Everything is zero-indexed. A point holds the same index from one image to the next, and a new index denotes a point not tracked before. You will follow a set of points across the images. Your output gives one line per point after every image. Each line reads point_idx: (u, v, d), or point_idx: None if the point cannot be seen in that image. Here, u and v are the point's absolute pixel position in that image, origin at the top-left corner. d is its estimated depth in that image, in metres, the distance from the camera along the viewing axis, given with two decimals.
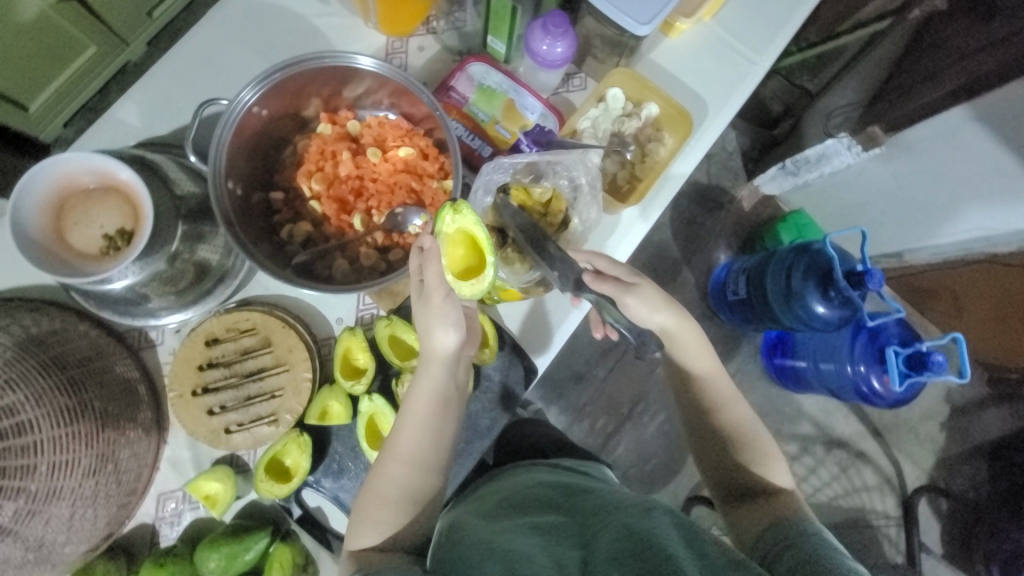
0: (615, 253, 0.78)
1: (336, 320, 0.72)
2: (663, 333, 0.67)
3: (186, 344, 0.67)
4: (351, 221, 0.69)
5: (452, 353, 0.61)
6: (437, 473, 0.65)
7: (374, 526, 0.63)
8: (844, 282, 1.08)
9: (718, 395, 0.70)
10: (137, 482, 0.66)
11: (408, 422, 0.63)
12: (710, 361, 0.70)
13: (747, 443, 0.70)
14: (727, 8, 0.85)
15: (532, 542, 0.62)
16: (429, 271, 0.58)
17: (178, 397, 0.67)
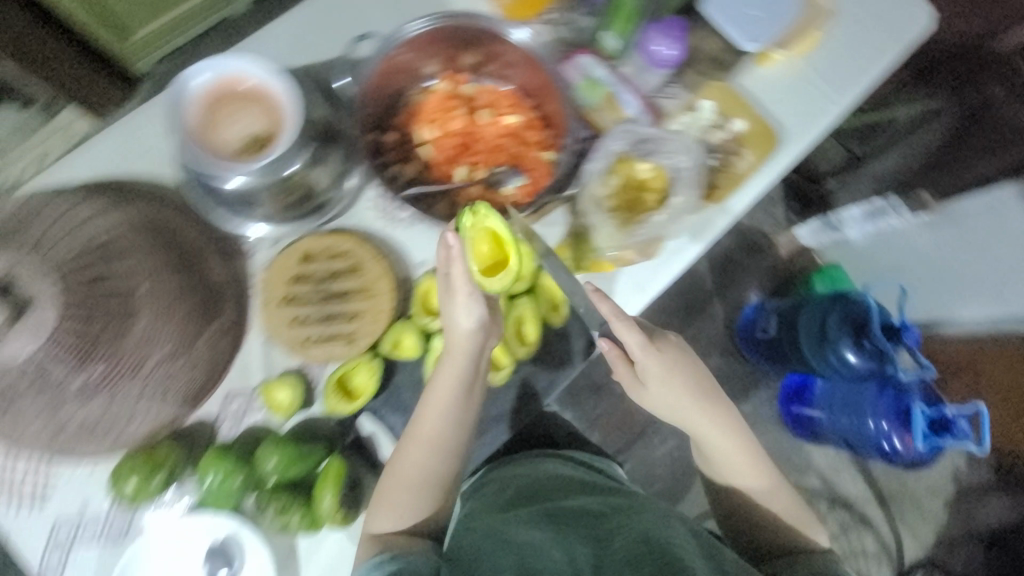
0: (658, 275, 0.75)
1: (419, 263, 0.74)
2: (652, 376, 0.74)
3: (283, 255, 0.71)
4: (455, 171, 0.74)
5: (472, 345, 0.66)
6: (452, 455, 0.70)
7: (392, 510, 0.67)
8: (880, 332, 1.13)
9: (711, 433, 0.77)
10: (211, 377, 0.68)
11: (431, 403, 0.67)
12: (706, 403, 0.77)
13: (750, 476, 0.79)
14: (820, 49, 0.89)
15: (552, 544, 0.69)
16: (456, 269, 0.64)
17: (267, 303, 0.71)
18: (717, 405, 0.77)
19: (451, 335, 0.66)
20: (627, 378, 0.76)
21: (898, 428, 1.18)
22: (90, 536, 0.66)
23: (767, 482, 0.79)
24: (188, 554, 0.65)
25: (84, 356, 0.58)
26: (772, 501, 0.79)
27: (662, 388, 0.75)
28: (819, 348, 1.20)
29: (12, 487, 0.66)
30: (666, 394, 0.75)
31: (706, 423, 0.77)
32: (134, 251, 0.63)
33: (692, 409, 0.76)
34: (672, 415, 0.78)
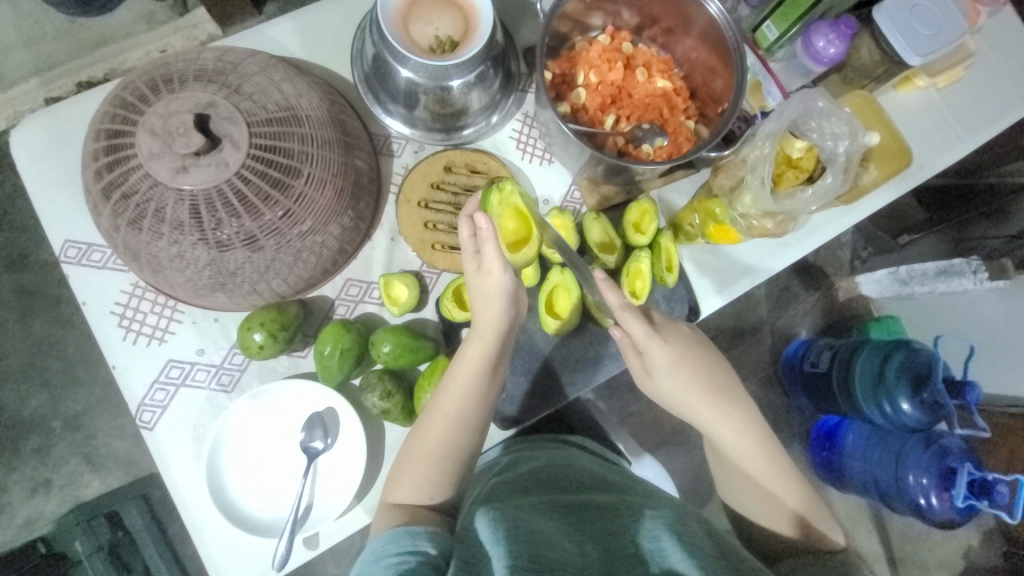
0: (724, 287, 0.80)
1: (545, 200, 0.80)
2: (659, 362, 0.65)
3: (428, 162, 0.76)
4: (603, 119, 0.77)
5: (503, 322, 0.62)
6: (475, 432, 0.63)
7: (412, 488, 0.60)
8: (941, 384, 0.97)
9: (721, 420, 0.65)
10: (339, 257, 0.72)
11: (452, 378, 0.62)
12: (711, 392, 0.65)
13: (765, 471, 0.65)
14: (961, 89, 0.87)
15: (546, 523, 0.54)
16: (490, 251, 0.60)
17: (405, 201, 0.75)
18: (725, 399, 0.65)
19: (483, 310, 0.62)
20: (635, 366, 0.67)
21: (936, 485, 1.00)
22: (198, 382, 0.69)
23: (780, 482, 0.64)
24: (287, 417, 0.68)
25: (253, 203, 0.60)
26: (791, 500, 0.64)
27: (669, 374, 0.65)
28: (872, 394, 1.06)
29: (133, 321, 0.68)
30: (673, 381, 0.65)
31: (715, 412, 0.65)
32: (310, 119, 0.64)
33: (697, 397, 0.65)
34: (683, 406, 0.66)
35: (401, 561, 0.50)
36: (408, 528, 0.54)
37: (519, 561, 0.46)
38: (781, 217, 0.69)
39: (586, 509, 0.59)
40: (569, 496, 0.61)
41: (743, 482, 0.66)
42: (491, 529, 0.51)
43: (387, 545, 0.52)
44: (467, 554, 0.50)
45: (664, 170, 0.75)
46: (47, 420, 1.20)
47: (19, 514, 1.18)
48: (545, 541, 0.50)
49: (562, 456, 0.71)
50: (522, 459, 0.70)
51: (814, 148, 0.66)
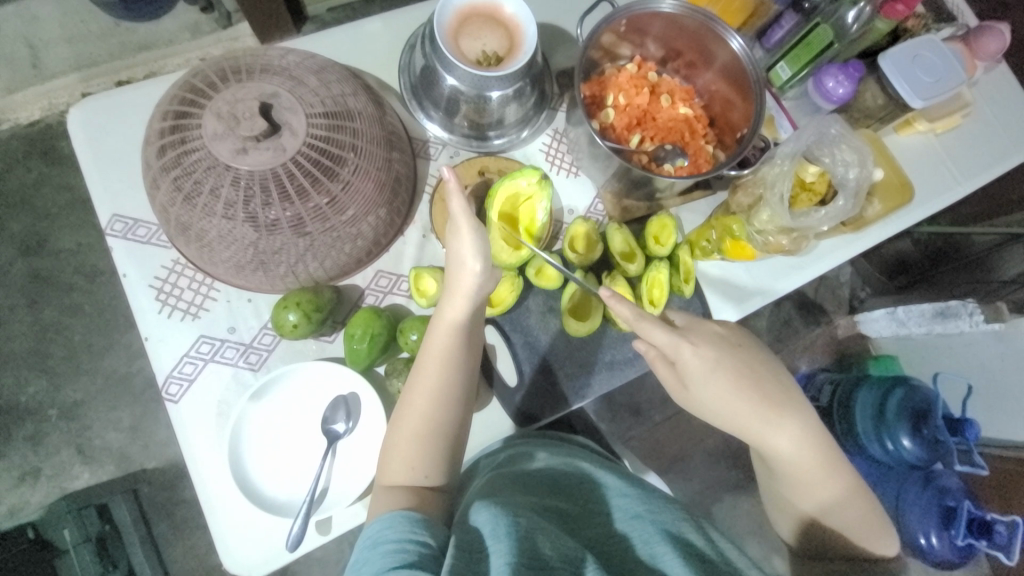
0: (771, 286, 0.83)
1: (568, 209, 0.84)
2: (698, 372, 0.63)
3: (462, 166, 0.81)
4: (629, 138, 0.83)
5: (477, 283, 0.59)
6: (457, 410, 0.59)
7: (402, 468, 0.56)
8: (941, 421, 0.99)
9: (774, 434, 0.63)
10: (375, 248, 0.76)
11: (430, 352, 0.58)
12: (762, 400, 0.63)
13: (821, 482, 0.64)
14: (957, 134, 0.93)
15: (540, 519, 0.49)
16: (456, 205, 0.58)
17: (439, 199, 0.79)
18: (781, 409, 0.63)
19: (456, 273, 0.59)
20: (669, 376, 0.66)
21: (935, 525, 1.00)
22: (227, 358, 0.71)
23: (831, 484, 0.64)
24: (311, 399, 0.69)
25: (304, 187, 0.63)
26: (845, 515, 0.65)
27: (708, 383, 0.63)
28: (873, 429, 1.08)
29: (169, 296, 0.71)
30: (714, 393, 0.63)
31: (767, 425, 0.63)
32: (360, 115, 0.69)
33: (749, 410, 0.62)
34: (728, 416, 0.64)
35: (399, 551, 0.45)
36: (411, 514, 0.48)
37: (519, 558, 0.42)
38: (796, 234, 0.75)
39: (586, 519, 0.54)
40: (564, 500, 0.57)
41: (796, 490, 0.65)
42: (490, 521, 0.46)
43: (384, 530, 0.47)
44: (463, 539, 0.45)
45: (684, 188, 0.81)
46: (44, 407, 1.18)
47: (4, 502, 1.15)
48: (545, 537, 0.45)
49: (563, 454, 0.65)
50: (520, 454, 0.64)
51: (826, 173, 0.73)
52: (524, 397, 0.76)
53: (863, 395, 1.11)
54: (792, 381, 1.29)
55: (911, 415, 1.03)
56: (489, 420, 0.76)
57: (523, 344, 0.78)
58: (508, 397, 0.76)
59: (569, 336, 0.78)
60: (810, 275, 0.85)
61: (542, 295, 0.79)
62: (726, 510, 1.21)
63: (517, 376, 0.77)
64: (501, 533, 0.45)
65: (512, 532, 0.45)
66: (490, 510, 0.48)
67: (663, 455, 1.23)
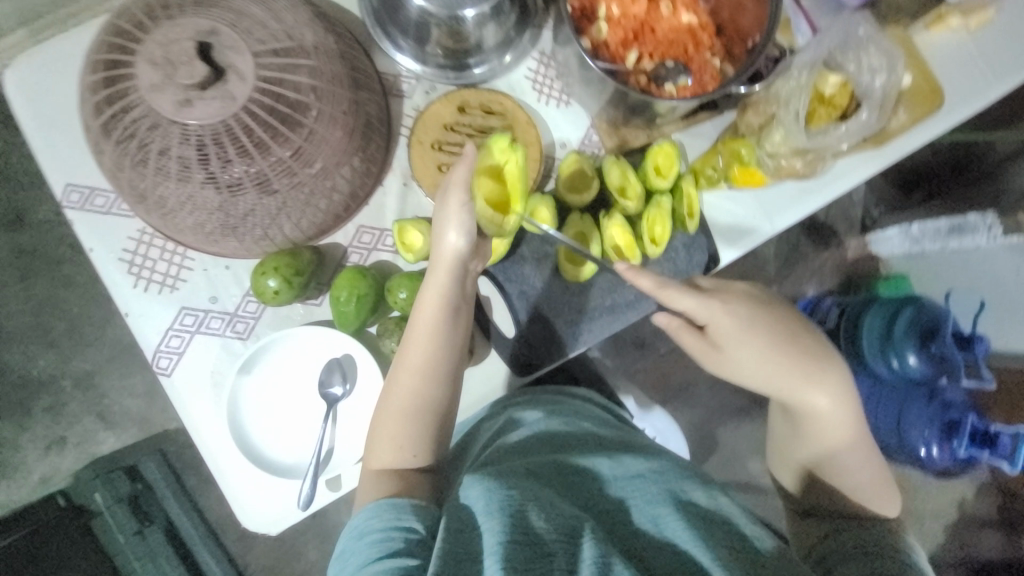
0: (779, 216, 0.75)
1: (561, 142, 0.77)
2: (727, 332, 0.64)
3: (440, 102, 0.72)
4: (625, 56, 0.73)
5: (458, 250, 0.56)
6: (445, 381, 0.57)
7: (389, 450, 0.56)
8: (951, 336, 1.00)
9: (809, 391, 0.64)
10: (351, 203, 0.70)
11: (415, 330, 0.57)
12: (797, 358, 0.64)
13: (844, 442, 0.66)
14: (1001, 25, 0.81)
15: (536, 484, 0.49)
16: (462, 172, 0.55)
17: (418, 143, 0.72)
18: (817, 367, 0.65)
19: (436, 246, 0.57)
20: (695, 342, 0.66)
21: (937, 436, 1.04)
22: (213, 329, 0.68)
23: (850, 445, 0.66)
24: (305, 364, 0.68)
25: (262, 140, 0.57)
26: (855, 477, 0.67)
27: (741, 343, 0.64)
28: (879, 349, 1.05)
29: (141, 269, 0.67)
30: (747, 352, 0.64)
31: (802, 383, 0.64)
32: (317, 51, 0.61)
33: (779, 367, 0.64)
34: (758, 378, 0.65)
35: (385, 540, 0.46)
36: (394, 501, 0.49)
37: (510, 536, 0.42)
38: (811, 156, 0.69)
39: (587, 474, 0.53)
40: (566, 454, 0.56)
41: (812, 446, 0.68)
42: (482, 497, 0.45)
43: (370, 519, 0.48)
44: (455, 521, 0.45)
45: (687, 111, 0.72)
46: (57, 379, 1.20)
47: (35, 472, 1.19)
48: (536, 509, 0.45)
49: (561, 414, 0.64)
50: (516, 419, 0.64)
51: (848, 83, 0.65)
52: (524, 346, 0.74)
53: (872, 315, 1.07)
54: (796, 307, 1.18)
55: (919, 334, 1.02)
56: (488, 371, 0.75)
57: (518, 294, 0.74)
58: (506, 348, 0.74)
59: (566, 281, 0.74)
60: (829, 200, 0.76)
61: (537, 241, 0.74)
62: (730, 434, 1.24)
63: (514, 327, 0.75)
64: (493, 510, 0.44)
65: (503, 508, 0.44)
66: (481, 484, 0.47)
67: (666, 386, 1.22)
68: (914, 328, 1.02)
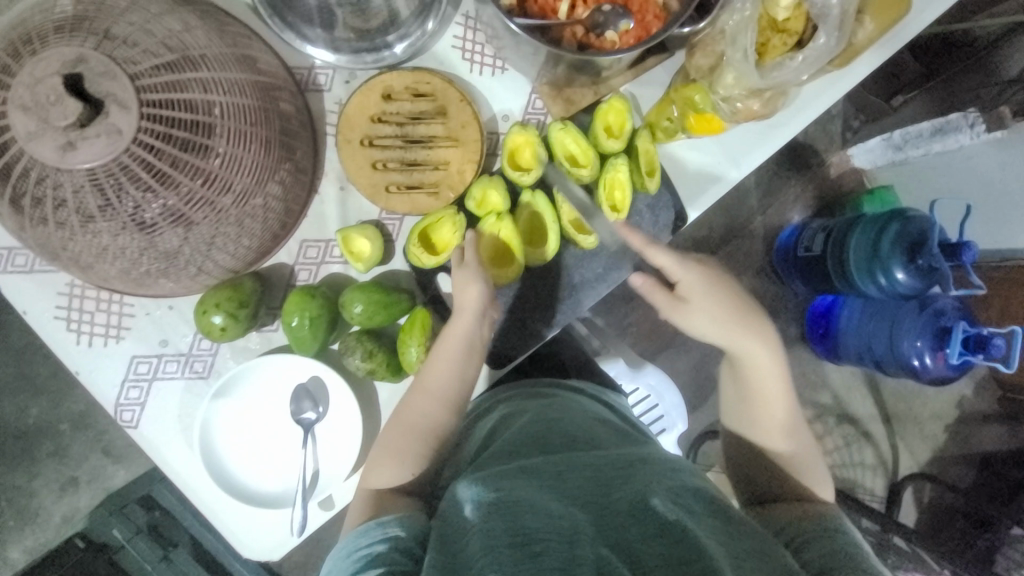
0: (740, 164, 0.72)
1: (502, 115, 0.71)
2: (688, 288, 0.67)
3: (362, 92, 0.65)
4: (556, 7, 0.64)
5: (481, 300, 0.62)
6: (455, 409, 0.61)
7: (387, 473, 0.58)
8: (938, 248, 0.90)
9: (754, 349, 0.66)
10: (288, 218, 0.65)
11: (438, 357, 0.61)
12: (748, 316, 0.67)
13: (777, 414, 0.67)
14: None
15: (530, 481, 0.48)
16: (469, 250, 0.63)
17: (346, 142, 0.66)
18: (762, 325, 0.67)
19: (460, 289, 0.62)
20: (663, 301, 0.67)
21: (931, 345, 0.99)
22: (170, 373, 0.66)
23: (780, 419, 0.67)
24: (272, 394, 0.66)
25: (162, 169, 0.51)
26: (789, 454, 0.67)
27: (705, 295, 0.66)
28: (866, 267, 0.99)
29: (83, 323, 0.64)
30: (702, 309, 0.66)
31: (744, 340, 0.66)
32: (207, 60, 0.54)
33: (732, 322, 0.66)
34: (717, 334, 0.66)
35: (369, 553, 0.46)
36: (377, 519, 0.49)
37: (499, 538, 0.41)
38: (769, 95, 0.63)
39: (580, 462, 0.51)
40: (557, 450, 0.54)
41: (755, 416, 0.67)
42: (472, 503, 0.45)
43: (358, 538, 0.48)
44: (443, 532, 0.45)
45: (632, 60, 0.66)
46: (55, 424, 1.19)
47: (54, 513, 1.19)
48: (527, 507, 0.44)
49: (551, 410, 0.62)
50: (506, 419, 0.63)
51: (803, 4, 0.58)
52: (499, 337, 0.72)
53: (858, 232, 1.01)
54: (781, 237, 1.18)
55: (904, 247, 0.95)
56: None
57: None
58: None
59: (529, 266, 0.71)
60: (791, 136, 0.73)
61: None
62: None
63: None
64: (482, 513, 0.43)
65: (493, 510, 0.43)
66: (470, 492, 0.46)
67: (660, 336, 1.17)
68: (900, 242, 0.95)
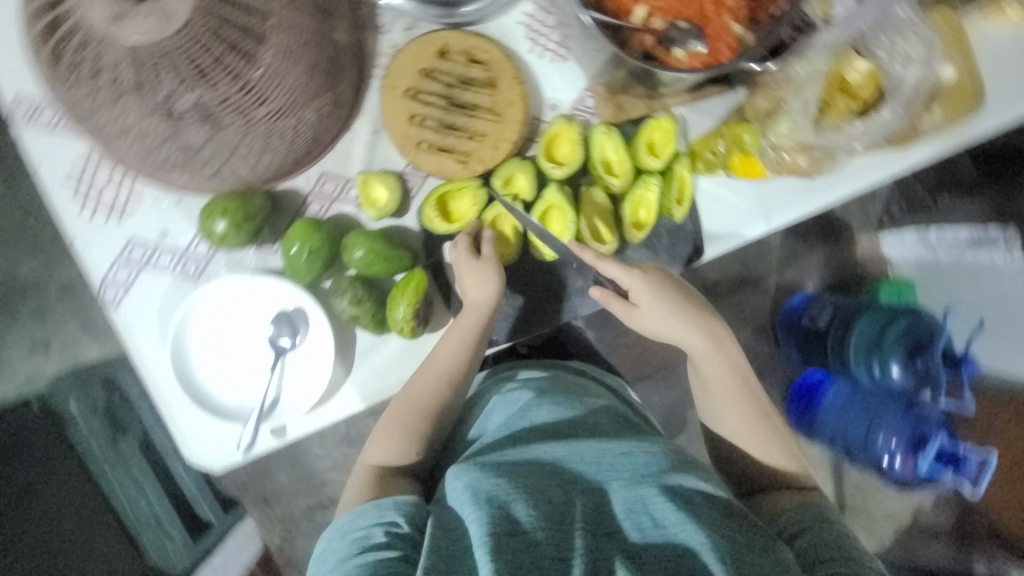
0: (772, 216, 0.69)
1: (550, 104, 0.69)
2: (637, 289, 0.66)
3: (418, 44, 0.64)
4: (632, 10, 0.63)
5: (490, 299, 0.64)
6: (457, 387, 0.66)
7: (386, 449, 0.64)
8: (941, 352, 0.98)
9: (694, 336, 0.66)
10: (314, 147, 0.65)
11: (446, 341, 0.66)
12: (688, 306, 0.67)
13: (740, 403, 0.67)
14: None
15: (523, 476, 0.52)
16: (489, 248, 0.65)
17: (391, 88, 0.65)
18: (702, 312, 0.68)
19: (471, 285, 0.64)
20: (619, 309, 0.67)
21: (903, 448, 1.02)
22: (162, 266, 0.66)
23: (752, 402, 0.67)
24: (253, 312, 0.66)
25: (201, 65, 0.50)
26: (767, 449, 0.66)
27: (652, 299, 0.66)
28: (865, 354, 1.03)
29: (90, 193, 0.64)
30: (654, 306, 0.66)
31: (682, 322, 0.66)
32: None
33: (674, 322, 0.66)
34: (668, 333, 0.67)
35: (364, 537, 0.51)
36: (375, 502, 0.54)
37: (492, 527, 0.46)
38: (816, 154, 0.65)
39: (578, 456, 0.55)
40: (557, 439, 0.58)
41: (724, 413, 0.67)
42: (467, 491, 0.50)
43: (354, 519, 0.53)
44: (444, 519, 0.50)
45: (693, 83, 0.65)
46: (43, 285, 1.20)
47: (19, 370, 1.20)
48: (517, 502, 0.48)
49: (560, 394, 0.66)
50: (513, 397, 0.66)
51: (877, 72, 0.60)
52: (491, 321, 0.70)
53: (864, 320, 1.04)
54: (793, 300, 1.13)
55: (907, 346, 1.00)
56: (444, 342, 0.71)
57: None
58: None
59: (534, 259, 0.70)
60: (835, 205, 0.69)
61: None
62: None
63: None
64: (479, 503, 0.48)
65: (488, 501, 0.48)
66: (467, 479, 0.51)
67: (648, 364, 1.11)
68: (905, 339, 1.00)
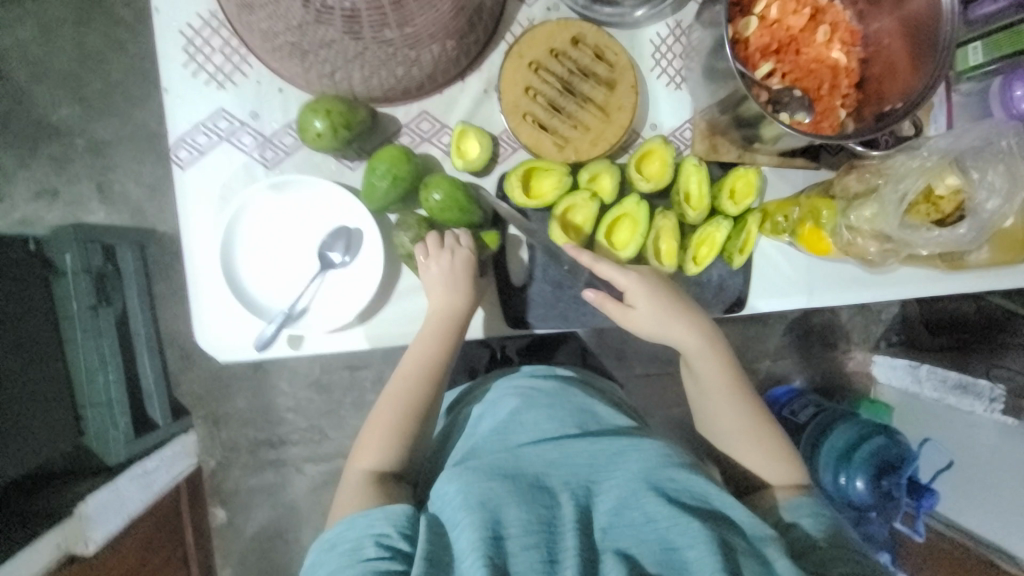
0: (812, 292, 0.74)
1: (651, 124, 0.72)
2: (634, 289, 0.67)
3: (555, 24, 0.67)
4: (758, 65, 0.67)
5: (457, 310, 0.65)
6: (430, 387, 0.65)
7: (371, 455, 0.62)
8: (906, 480, 0.94)
9: (686, 327, 0.68)
10: (425, 83, 0.66)
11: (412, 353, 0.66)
12: (678, 302, 0.68)
13: (730, 396, 0.69)
14: None
15: (509, 483, 0.53)
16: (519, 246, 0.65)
17: (518, 55, 0.67)
18: (694, 311, 0.69)
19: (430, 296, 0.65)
20: (617, 314, 0.67)
21: None
22: (241, 144, 0.66)
23: (739, 394, 0.70)
24: (314, 218, 0.66)
25: None
26: (750, 446, 0.69)
27: (649, 298, 0.67)
28: (834, 461, 1.03)
29: (197, 53, 0.64)
30: (647, 306, 0.67)
31: (670, 317, 0.67)
32: None
33: (669, 321, 0.67)
34: (663, 335, 0.68)
35: (357, 547, 0.51)
36: (362, 513, 0.53)
37: (479, 532, 0.48)
38: (888, 248, 0.65)
39: (570, 463, 0.57)
40: (549, 440, 0.59)
41: (713, 411, 0.70)
42: (458, 495, 0.52)
43: (344, 531, 0.52)
44: (433, 521, 0.52)
45: (787, 147, 0.69)
46: (72, 133, 1.17)
47: (18, 210, 1.16)
48: (505, 507, 0.51)
49: (558, 393, 0.66)
50: (510, 392, 0.67)
51: (962, 193, 0.62)
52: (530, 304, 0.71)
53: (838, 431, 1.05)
54: (777, 390, 1.20)
55: (874, 466, 0.98)
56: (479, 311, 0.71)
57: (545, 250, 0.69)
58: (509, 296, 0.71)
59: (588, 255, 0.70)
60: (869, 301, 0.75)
61: None
62: None
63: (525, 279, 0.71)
64: (470, 508, 0.50)
65: (477, 506, 0.50)
66: (457, 482, 0.53)
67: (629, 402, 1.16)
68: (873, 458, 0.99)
